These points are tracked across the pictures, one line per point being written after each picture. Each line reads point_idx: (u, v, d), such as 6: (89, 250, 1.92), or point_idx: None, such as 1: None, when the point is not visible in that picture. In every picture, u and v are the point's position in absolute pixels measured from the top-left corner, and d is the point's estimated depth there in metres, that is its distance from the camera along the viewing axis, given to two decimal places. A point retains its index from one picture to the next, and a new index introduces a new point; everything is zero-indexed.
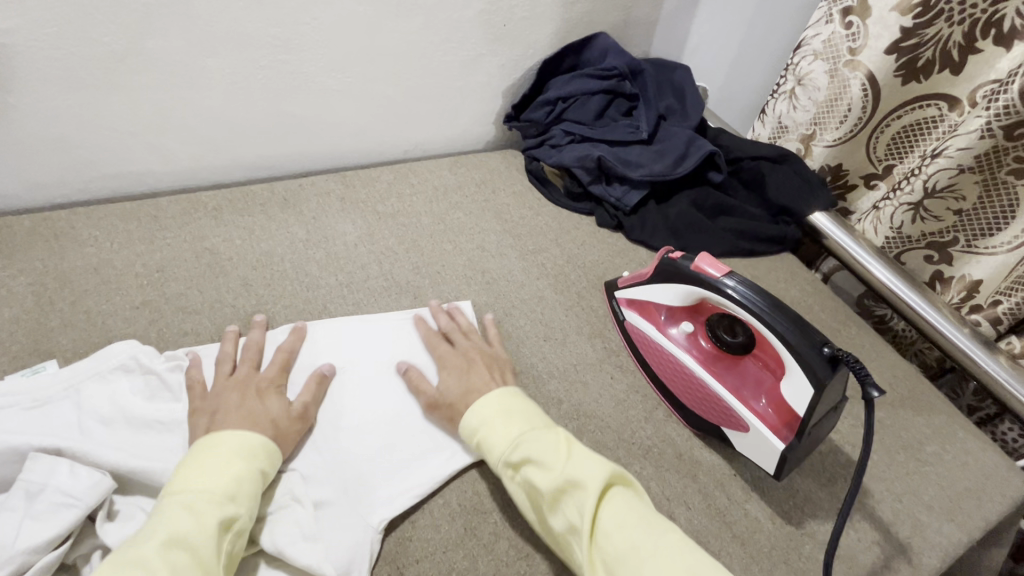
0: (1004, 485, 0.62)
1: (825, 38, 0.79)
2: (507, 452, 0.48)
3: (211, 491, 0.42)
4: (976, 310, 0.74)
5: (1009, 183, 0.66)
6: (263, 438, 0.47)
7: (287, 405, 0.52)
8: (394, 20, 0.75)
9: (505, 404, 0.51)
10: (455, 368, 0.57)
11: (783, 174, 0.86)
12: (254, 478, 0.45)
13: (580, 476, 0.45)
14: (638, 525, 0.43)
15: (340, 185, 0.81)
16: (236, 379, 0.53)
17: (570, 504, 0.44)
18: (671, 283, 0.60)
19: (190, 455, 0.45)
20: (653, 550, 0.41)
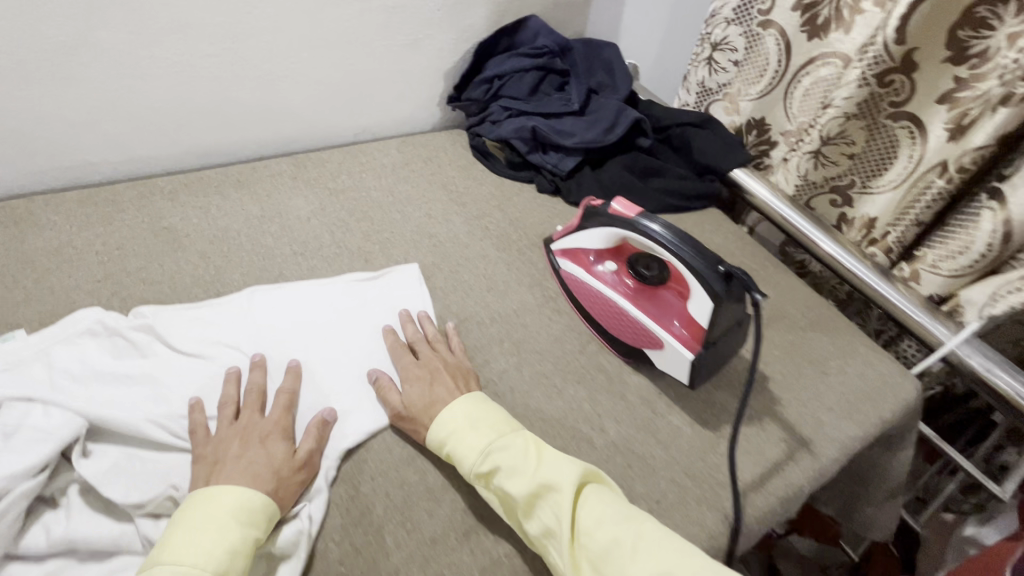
0: (899, 388, 0.70)
1: (734, 6, 0.87)
2: (477, 463, 0.50)
3: (201, 567, 0.41)
4: (874, 244, 0.82)
5: (887, 124, 0.76)
6: (261, 496, 0.46)
7: (291, 453, 0.51)
8: (333, 7, 0.80)
9: (471, 412, 0.54)
10: (421, 377, 0.58)
11: (705, 136, 0.94)
12: (248, 550, 0.43)
13: (554, 478, 0.48)
14: (616, 521, 0.46)
15: (292, 167, 0.86)
16: (237, 425, 0.52)
17: (545, 507, 0.48)
18: (594, 228, 0.67)
19: (187, 510, 0.44)
20: (632, 540, 0.45)
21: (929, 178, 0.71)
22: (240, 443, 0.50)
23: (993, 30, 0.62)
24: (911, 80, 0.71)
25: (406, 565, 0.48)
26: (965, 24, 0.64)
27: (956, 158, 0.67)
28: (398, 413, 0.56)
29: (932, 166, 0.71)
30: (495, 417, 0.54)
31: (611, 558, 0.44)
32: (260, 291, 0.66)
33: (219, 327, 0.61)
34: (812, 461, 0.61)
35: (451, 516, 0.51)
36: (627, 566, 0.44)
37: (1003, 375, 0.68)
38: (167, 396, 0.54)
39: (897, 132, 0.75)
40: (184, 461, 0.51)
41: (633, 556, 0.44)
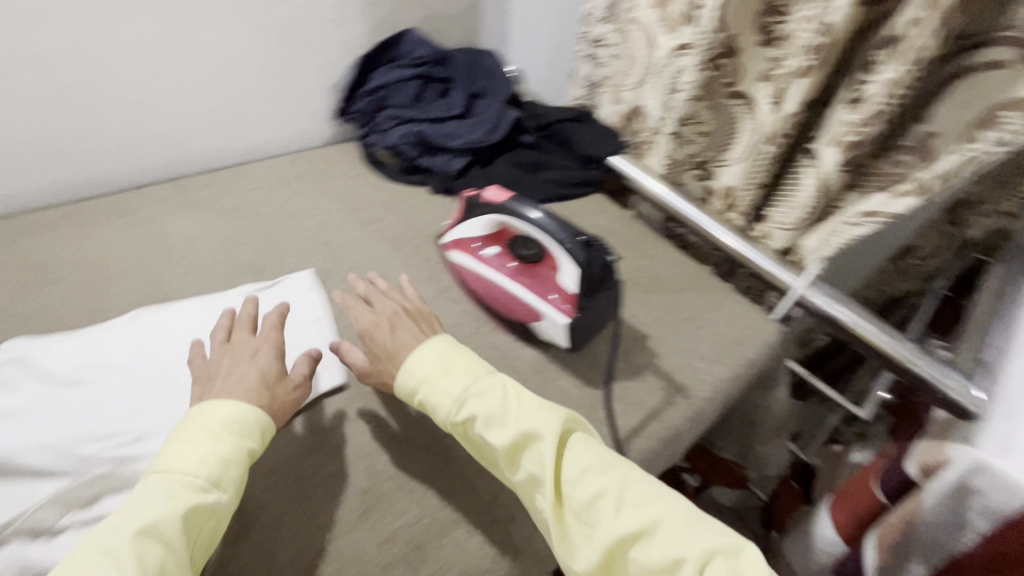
0: (763, 331, 0.79)
1: (604, 5, 0.98)
2: (453, 411, 0.54)
3: (194, 475, 0.45)
4: (732, 210, 0.91)
5: (726, 102, 0.85)
6: (252, 410, 0.51)
7: (282, 371, 0.57)
8: (201, 30, 0.81)
9: (443, 357, 0.57)
10: (384, 327, 0.62)
11: (582, 128, 1.02)
12: (240, 458, 0.48)
13: (537, 429, 0.51)
14: (602, 472, 0.50)
15: (176, 191, 0.85)
16: (230, 345, 0.58)
17: (528, 454, 0.51)
18: (475, 216, 0.72)
19: (184, 424, 0.49)
20: (615, 492, 0.48)
21: (760, 146, 0.81)
22: (231, 360, 0.56)
23: (784, 14, 0.73)
24: (735, 62, 0.81)
25: (303, 549, 0.52)
26: (768, 13, 0.75)
27: (777, 128, 0.77)
28: (368, 364, 0.61)
29: (762, 136, 0.80)
30: (472, 363, 0.57)
31: (595, 508, 0.48)
32: (146, 311, 0.66)
33: (100, 349, 0.60)
34: (685, 403, 0.68)
35: (348, 504, 0.56)
36: (610, 516, 0.47)
37: (842, 308, 0.80)
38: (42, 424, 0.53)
39: (734, 109, 0.85)
40: (66, 483, 0.50)
41: (617, 507, 0.48)
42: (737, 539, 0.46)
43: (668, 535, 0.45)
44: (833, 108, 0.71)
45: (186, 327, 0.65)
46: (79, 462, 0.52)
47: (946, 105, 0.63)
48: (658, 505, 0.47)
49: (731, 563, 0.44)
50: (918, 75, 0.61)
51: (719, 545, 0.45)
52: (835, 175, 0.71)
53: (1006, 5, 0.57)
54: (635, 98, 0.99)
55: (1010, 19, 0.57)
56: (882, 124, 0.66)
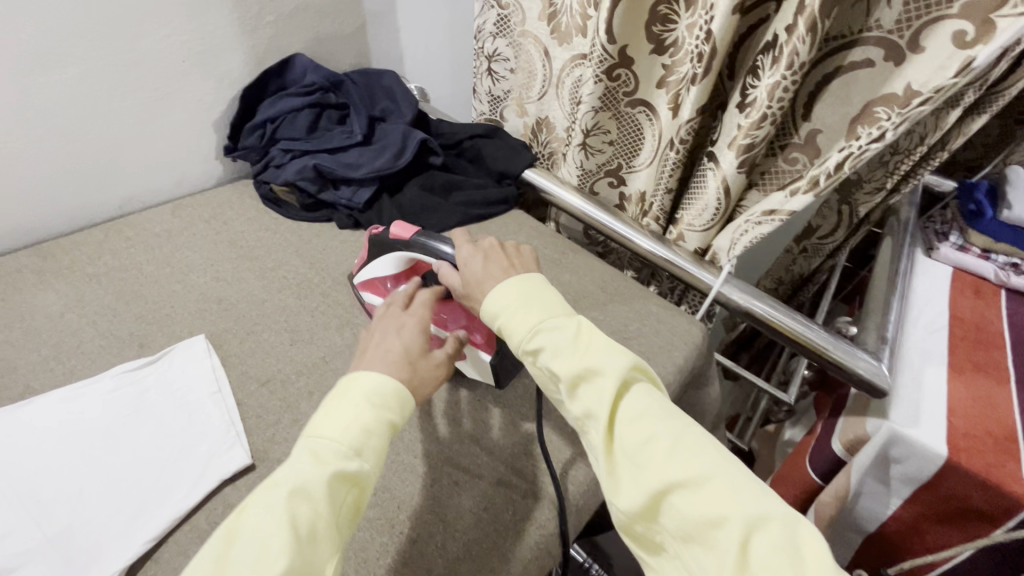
0: (689, 333, 0.80)
1: (494, 20, 0.93)
2: (523, 338, 0.51)
3: (340, 442, 0.42)
4: (647, 215, 0.92)
5: (627, 111, 0.86)
6: (394, 383, 0.46)
7: (426, 347, 0.52)
8: (40, 75, 0.71)
9: (519, 291, 0.53)
10: (479, 255, 0.58)
11: (494, 145, 1.00)
12: (383, 429, 0.44)
13: (606, 363, 0.48)
14: (661, 418, 0.45)
15: (35, 259, 0.74)
16: (387, 315, 0.56)
17: (586, 387, 0.48)
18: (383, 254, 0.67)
19: (336, 389, 0.46)
20: (671, 440, 0.44)
21: (665, 151, 0.82)
22: (380, 331, 0.53)
23: (675, 23, 0.74)
24: (632, 72, 0.81)
25: None
26: (654, 21, 0.75)
27: (677, 133, 0.78)
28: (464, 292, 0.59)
29: (666, 141, 0.82)
30: (556, 300, 0.53)
31: (646, 450, 0.44)
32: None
33: None
34: None
35: None
36: (660, 461, 0.43)
37: (760, 303, 0.81)
38: None
39: (638, 116, 0.86)
40: None
41: (670, 454, 0.43)
42: (796, 515, 0.39)
43: (717, 492, 0.40)
44: (726, 113, 0.73)
45: (51, 428, 0.56)
46: None
47: (825, 104, 0.66)
48: (715, 461, 0.42)
49: (784, 532, 0.38)
50: (792, 79, 0.62)
51: (772, 512, 0.39)
52: (734, 178, 0.73)
53: (869, 8, 0.60)
54: (540, 111, 1.00)
55: (875, 20, 0.60)
56: (772, 126, 0.67)
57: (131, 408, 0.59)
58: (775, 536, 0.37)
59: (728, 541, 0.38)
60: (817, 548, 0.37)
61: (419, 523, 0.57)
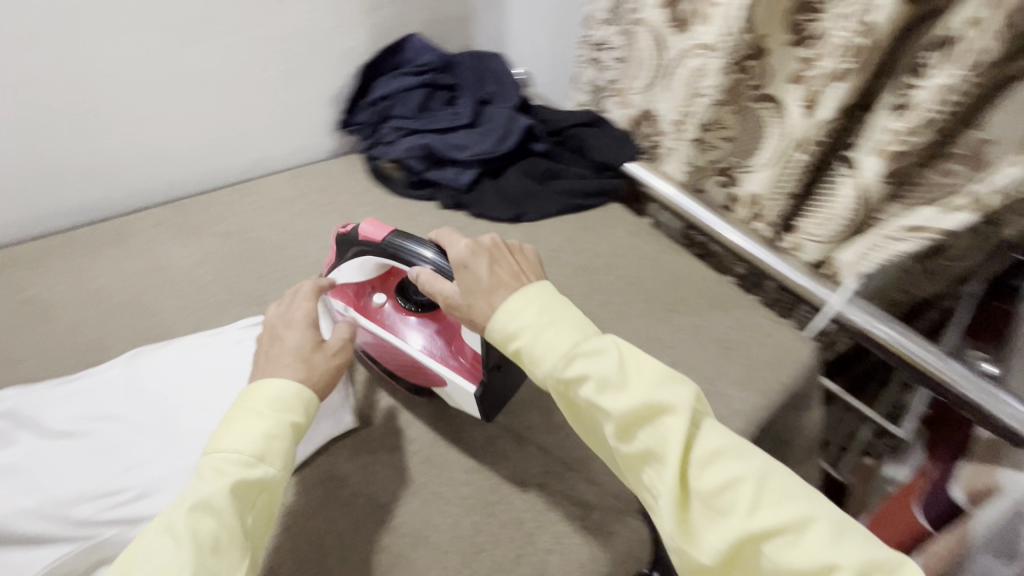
0: (797, 352, 0.75)
1: (607, 7, 0.91)
2: (560, 367, 0.46)
3: (240, 452, 0.45)
4: (757, 220, 0.86)
5: (748, 107, 0.82)
6: (293, 386, 0.50)
7: (319, 339, 0.55)
8: (192, 46, 0.77)
9: (549, 308, 0.49)
10: (482, 258, 0.53)
11: (597, 134, 0.97)
12: (284, 434, 0.47)
13: (668, 398, 0.44)
14: (735, 457, 0.43)
15: (174, 214, 0.81)
16: (276, 317, 0.57)
17: (648, 426, 0.44)
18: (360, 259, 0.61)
19: (234, 406, 0.49)
20: (753, 484, 0.42)
21: (789, 152, 0.76)
22: (271, 338, 0.55)
23: (819, 12, 0.67)
24: (763, 65, 0.77)
25: None
26: (800, 10, 0.69)
27: (807, 133, 0.72)
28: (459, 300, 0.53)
29: (792, 141, 0.75)
30: (578, 320, 0.49)
31: (725, 497, 0.41)
32: (143, 352, 0.62)
33: (99, 396, 0.57)
34: None
35: (362, 554, 0.53)
36: (746, 509, 0.40)
37: (883, 327, 0.73)
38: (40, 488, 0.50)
39: (761, 113, 0.81)
40: (64, 550, 0.46)
41: (754, 500, 0.41)
42: (890, 554, 0.39)
43: (816, 540, 0.39)
44: (872, 113, 0.67)
45: (186, 367, 0.61)
46: (74, 527, 0.48)
47: (1006, 110, 0.58)
48: (802, 503, 0.41)
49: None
50: (972, 79, 0.55)
51: (873, 558, 0.38)
52: (876, 187, 0.66)
53: None
54: (645, 103, 0.93)
55: None
56: (931, 133, 0.60)
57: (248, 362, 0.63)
58: None
59: None
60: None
61: (508, 507, 0.57)
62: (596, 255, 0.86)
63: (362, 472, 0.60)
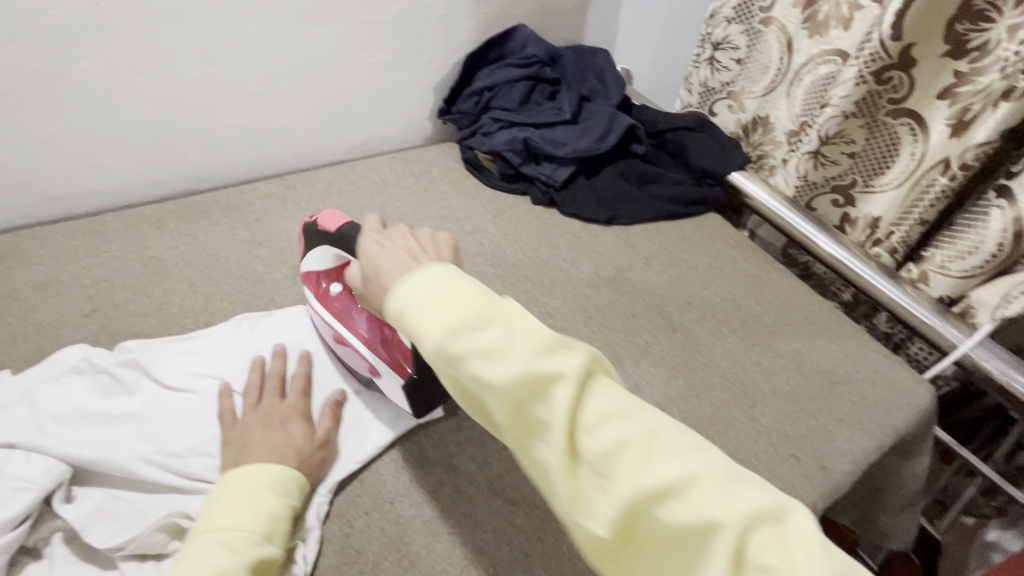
0: (913, 395, 0.68)
1: (735, 5, 0.84)
2: (443, 342, 0.36)
3: (248, 531, 0.43)
4: (878, 244, 0.79)
5: (887, 121, 0.73)
6: (293, 471, 0.48)
7: (309, 431, 0.53)
8: (315, 27, 0.78)
9: (439, 278, 0.38)
10: (376, 241, 0.45)
11: (701, 140, 0.91)
12: (286, 514, 0.46)
13: (550, 361, 0.35)
14: (628, 416, 0.34)
15: (281, 188, 0.84)
16: (260, 409, 0.54)
17: (537, 396, 0.35)
18: (314, 247, 0.60)
19: (219, 491, 0.45)
20: (643, 445, 0.33)
21: (931, 175, 0.69)
22: (259, 426, 0.52)
23: (991, 22, 0.60)
24: (910, 77, 0.68)
25: None
26: (962, 18, 0.62)
27: (959, 155, 0.66)
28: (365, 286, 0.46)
29: (932, 165, 0.69)
30: (464, 284, 0.38)
31: (614, 464, 0.33)
32: (249, 320, 0.64)
33: (207, 357, 0.59)
34: (823, 481, 0.59)
35: (450, 550, 0.49)
36: (633, 473, 0.32)
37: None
38: (154, 437, 0.52)
39: (898, 129, 0.72)
40: (169, 502, 0.48)
41: (644, 465, 0.32)
42: (785, 501, 0.31)
43: (707, 500, 0.31)
44: None
45: (290, 336, 0.63)
46: (186, 479, 0.50)
47: None
48: (695, 456, 0.33)
49: (776, 532, 0.30)
50: None
51: (763, 509, 0.30)
52: None
53: None
54: (760, 108, 0.88)
55: None
56: None
57: None
58: (779, 537, 0.30)
59: (720, 558, 0.29)
60: (812, 545, 0.29)
61: None
62: (693, 266, 0.82)
63: (451, 462, 0.55)
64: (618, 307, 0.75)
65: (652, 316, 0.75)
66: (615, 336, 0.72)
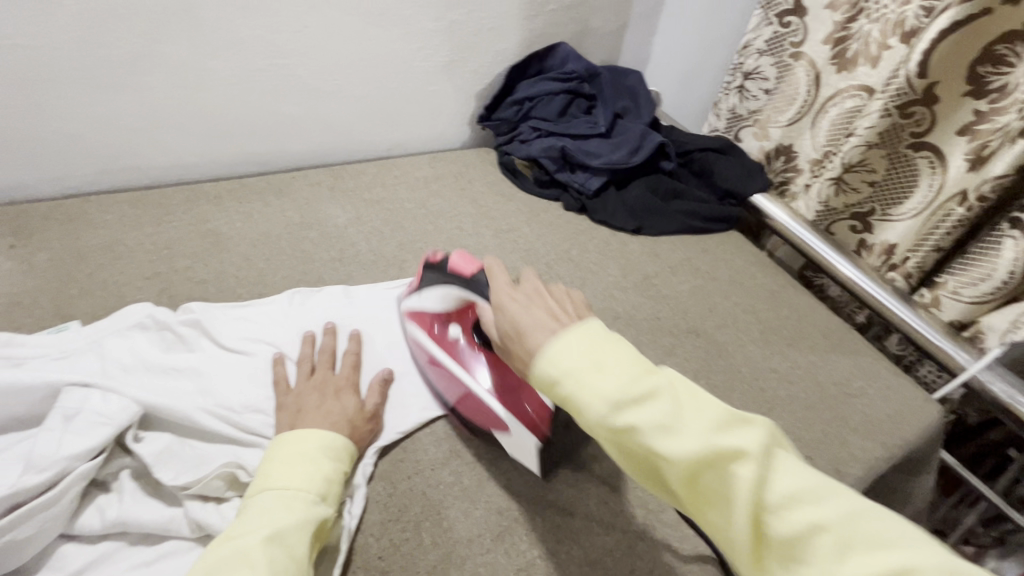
0: (922, 412, 0.71)
1: (767, 38, 0.89)
2: (611, 414, 0.36)
3: (304, 490, 0.44)
4: (894, 269, 0.83)
5: (907, 154, 0.77)
6: (345, 439, 0.50)
7: (359, 403, 0.55)
8: (376, 29, 0.83)
9: (595, 347, 0.39)
10: (516, 300, 0.47)
11: (726, 161, 0.95)
12: (339, 478, 0.48)
13: (731, 439, 0.33)
14: (821, 498, 0.31)
15: (329, 178, 0.89)
16: (313, 379, 0.56)
17: (715, 475, 0.33)
18: (438, 287, 0.60)
19: (274, 451, 0.47)
20: (842, 534, 0.30)
21: (948, 206, 0.73)
22: (314, 394, 0.54)
23: (1012, 67, 0.65)
24: (932, 112, 0.73)
25: (443, 563, 0.48)
26: (981, 61, 0.67)
27: (976, 187, 0.70)
28: (502, 339, 0.48)
29: (950, 196, 0.73)
30: (612, 348, 0.39)
31: (807, 550, 0.30)
32: (301, 295, 0.68)
33: (262, 325, 0.63)
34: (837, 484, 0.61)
35: (485, 517, 0.52)
36: (830, 563, 0.29)
37: None
38: (211, 392, 0.55)
39: (918, 162, 0.77)
40: (227, 453, 0.51)
41: (844, 558, 0.29)
42: None
43: None
44: None
45: (338, 315, 0.66)
46: (239, 432, 0.53)
47: None
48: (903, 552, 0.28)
49: None
50: None
51: None
52: None
53: None
54: (785, 138, 0.93)
55: None
56: None
57: (385, 321, 0.68)
58: None
59: None
60: None
61: None
62: (716, 278, 0.86)
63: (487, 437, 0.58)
64: (644, 311, 0.79)
65: (676, 321, 0.78)
66: (640, 336, 0.76)
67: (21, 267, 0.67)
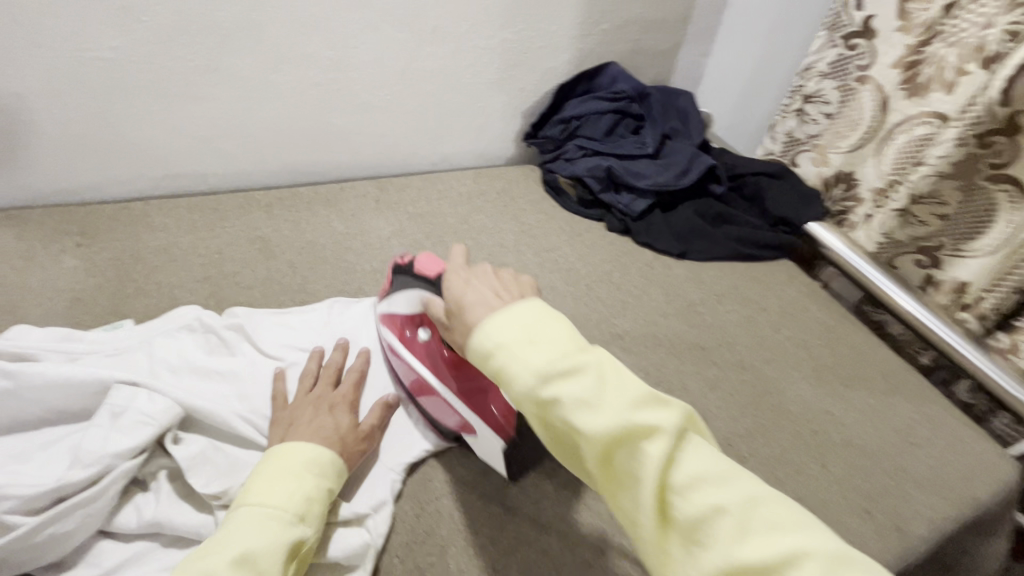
0: (995, 468, 0.65)
1: (831, 60, 0.86)
2: (540, 387, 0.36)
3: (280, 510, 0.42)
4: (966, 309, 0.77)
5: (984, 187, 0.71)
6: (332, 454, 0.48)
7: (353, 421, 0.53)
8: (428, 47, 0.84)
9: (536, 321, 0.38)
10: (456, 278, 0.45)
11: (780, 187, 0.90)
12: (322, 497, 0.46)
13: (647, 418, 0.34)
14: (721, 479, 0.33)
15: (377, 190, 0.90)
16: (311, 395, 0.55)
17: (629, 453, 0.34)
18: (405, 292, 0.57)
19: (263, 464, 0.46)
20: (737, 514, 0.32)
21: None
22: (308, 410, 0.53)
23: None
24: (1013, 144, 0.67)
25: None
26: None
27: None
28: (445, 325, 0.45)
29: None
30: (549, 324, 0.38)
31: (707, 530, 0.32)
32: (340, 305, 0.69)
33: (300, 333, 0.64)
34: (896, 541, 0.56)
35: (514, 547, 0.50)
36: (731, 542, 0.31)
37: None
38: (248, 397, 0.56)
39: (995, 195, 0.70)
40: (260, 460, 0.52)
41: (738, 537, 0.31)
42: None
43: None
44: None
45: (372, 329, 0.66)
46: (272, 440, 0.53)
47: None
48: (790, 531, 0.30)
49: None
50: None
51: None
52: None
53: None
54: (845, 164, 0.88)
55: None
56: None
57: None
58: None
59: None
60: None
61: None
62: (764, 308, 0.82)
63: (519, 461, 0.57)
64: (687, 338, 0.76)
65: (720, 351, 0.75)
66: (682, 365, 0.73)
67: (83, 266, 0.71)
